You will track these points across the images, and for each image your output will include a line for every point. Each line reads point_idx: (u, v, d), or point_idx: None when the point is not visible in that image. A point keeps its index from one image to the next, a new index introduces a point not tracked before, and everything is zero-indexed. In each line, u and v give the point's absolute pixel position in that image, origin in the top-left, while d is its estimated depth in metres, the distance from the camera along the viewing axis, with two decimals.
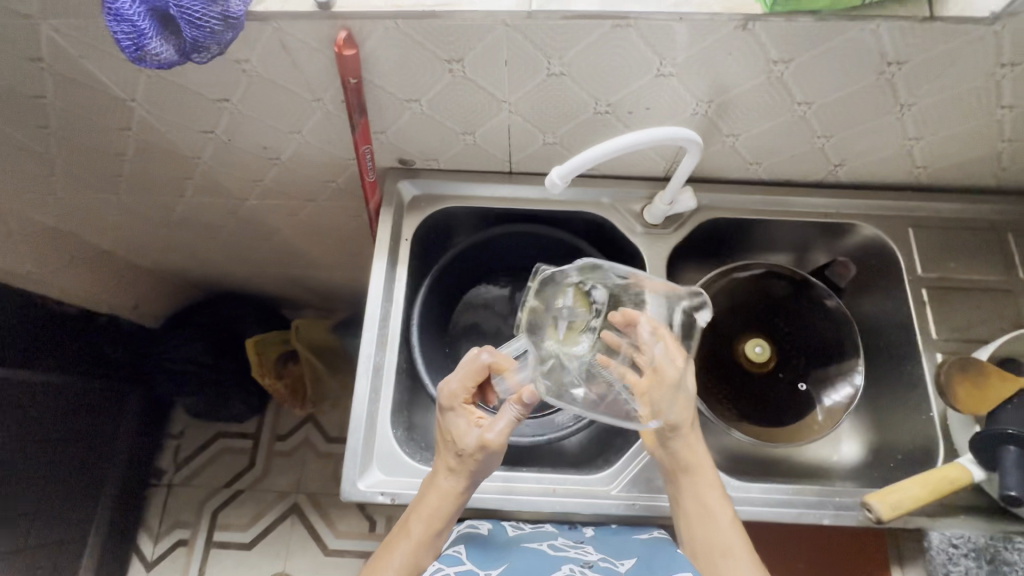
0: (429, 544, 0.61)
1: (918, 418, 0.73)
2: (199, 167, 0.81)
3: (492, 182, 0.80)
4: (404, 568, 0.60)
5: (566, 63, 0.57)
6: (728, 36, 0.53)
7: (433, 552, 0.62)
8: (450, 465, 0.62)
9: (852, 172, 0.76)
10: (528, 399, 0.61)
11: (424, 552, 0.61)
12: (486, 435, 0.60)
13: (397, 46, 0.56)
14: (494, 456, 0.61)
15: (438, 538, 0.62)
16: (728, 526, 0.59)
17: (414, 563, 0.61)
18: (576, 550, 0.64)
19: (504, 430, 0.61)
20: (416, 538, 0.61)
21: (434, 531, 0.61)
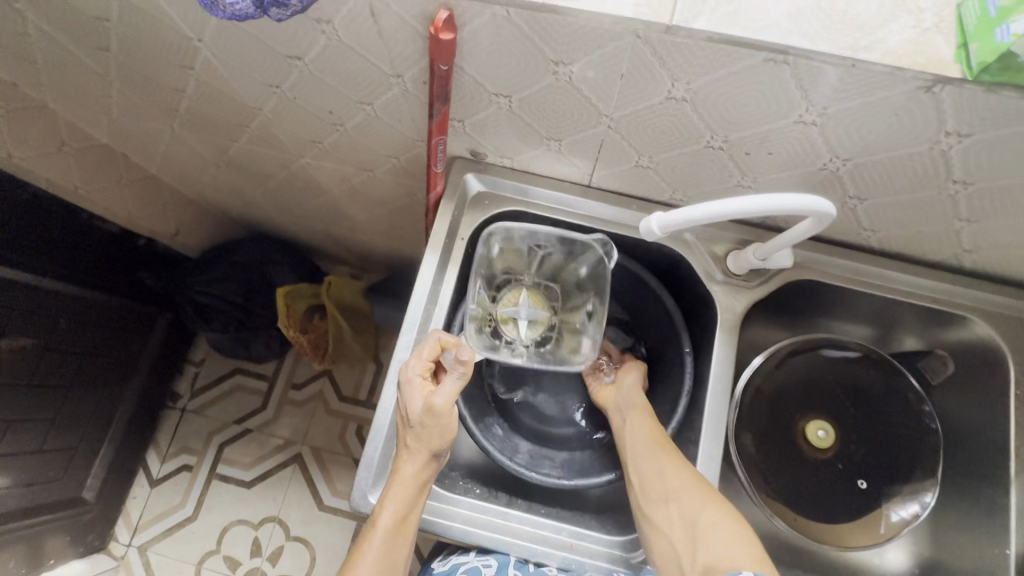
0: (403, 533, 0.59)
1: (990, 551, 0.65)
2: (258, 117, 0.76)
3: (566, 192, 0.72)
4: (377, 561, 0.59)
5: (692, 89, 0.48)
6: (904, 95, 0.43)
7: (407, 539, 0.60)
8: (410, 444, 0.61)
9: (981, 261, 0.66)
10: (464, 356, 0.61)
11: (397, 542, 0.59)
12: (433, 399, 0.60)
13: (501, 37, 0.48)
14: (447, 424, 0.60)
15: (407, 526, 0.59)
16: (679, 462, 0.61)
17: (391, 553, 0.59)
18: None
19: (451, 393, 0.60)
20: (385, 529, 0.58)
21: (404, 515, 0.59)
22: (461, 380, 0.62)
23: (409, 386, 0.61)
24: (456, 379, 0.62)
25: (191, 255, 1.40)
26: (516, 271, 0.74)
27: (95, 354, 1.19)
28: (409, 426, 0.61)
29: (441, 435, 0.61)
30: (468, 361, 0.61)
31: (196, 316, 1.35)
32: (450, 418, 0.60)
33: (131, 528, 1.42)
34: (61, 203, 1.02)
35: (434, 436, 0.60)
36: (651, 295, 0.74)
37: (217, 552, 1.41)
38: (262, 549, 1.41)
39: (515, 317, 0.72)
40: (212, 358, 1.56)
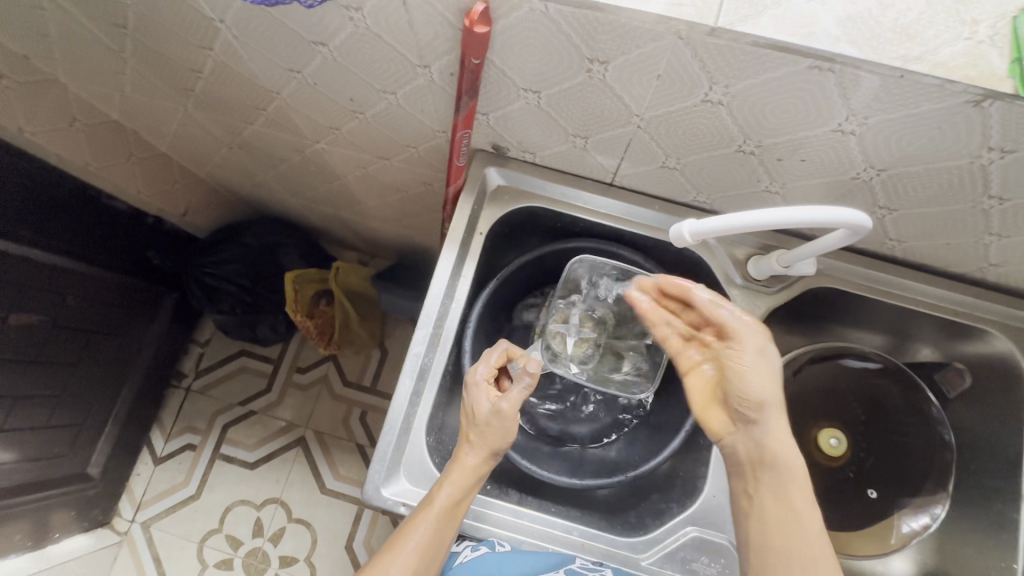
0: (453, 519, 0.59)
1: (997, 564, 0.65)
2: (275, 102, 0.74)
3: (587, 190, 0.71)
4: (425, 543, 0.57)
5: (730, 93, 0.47)
6: (951, 109, 0.42)
7: (454, 528, 0.59)
8: (473, 439, 0.61)
9: (1005, 275, 0.65)
10: (533, 367, 0.59)
11: (445, 528, 0.58)
12: (501, 402, 0.60)
13: (536, 32, 0.46)
14: (510, 424, 0.60)
15: (460, 513, 0.59)
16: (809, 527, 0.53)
17: (436, 540, 0.58)
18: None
19: (517, 400, 0.60)
20: (439, 510, 0.58)
21: (458, 501, 0.59)
22: (527, 388, 0.60)
23: (473, 389, 0.62)
24: (522, 388, 0.60)
25: (198, 235, 1.39)
26: (571, 291, 0.72)
27: (102, 332, 1.18)
28: (472, 423, 0.62)
29: (504, 435, 0.61)
30: (536, 373, 0.59)
31: (203, 296, 1.34)
32: (513, 421, 0.60)
33: (134, 504, 1.43)
34: (72, 180, 1.01)
35: (498, 435, 0.61)
36: None
37: (220, 531, 1.42)
38: (264, 529, 1.42)
39: (564, 334, 0.70)
40: (217, 338, 1.56)
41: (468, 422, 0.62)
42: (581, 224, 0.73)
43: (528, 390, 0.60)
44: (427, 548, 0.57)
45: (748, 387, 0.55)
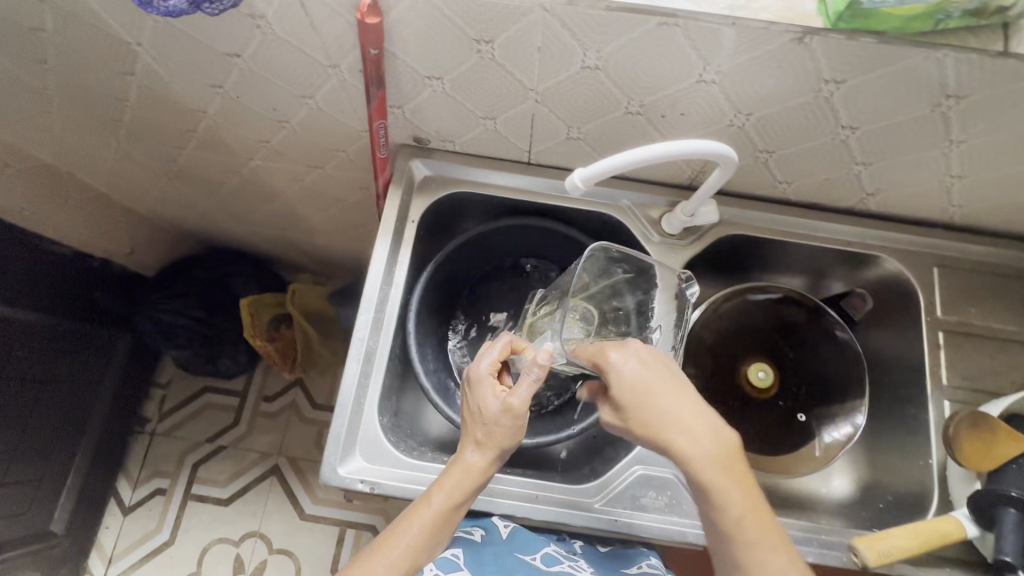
0: (448, 522, 0.57)
1: (916, 463, 0.71)
2: (203, 121, 0.78)
3: (508, 171, 0.76)
4: (416, 539, 0.56)
5: (603, 57, 0.53)
6: (783, 48, 0.49)
7: (448, 530, 0.58)
8: (477, 439, 0.59)
9: (884, 203, 0.73)
10: (541, 359, 0.57)
11: (440, 531, 0.57)
12: (512, 399, 0.57)
13: (425, 19, 0.52)
14: (521, 425, 0.58)
15: (456, 513, 0.58)
16: (749, 544, 0.50)
17: (428, 539, 0.56)
18: (569, 564, 0.66)
19: (527, 396, 0.57)
20: (437, 513, 0.56)
21: (457, 504, 0.57)
22: (535, 382, 0.58)
23: (479, 385, 0.60)
24: (530, 381, 0.58)
25: (147, 274, 1.39)
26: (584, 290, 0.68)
27: (55, 381, 1.17)
28: (479, 423, 0.59)
29: (513, 436, 0.58)
30: (544, 366, 0.57)
31: (158, 334, 1.33)
32: (525, 419, 0.58)
33: (105, 559, 1.39)
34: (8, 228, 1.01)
35: (506, 436, 0.58)
36: None
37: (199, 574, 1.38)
38: (245, 565, 1.39)
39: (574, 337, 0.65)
40: (179, 378, 1.54)
41: (475, 421, 0.60)
42: (509, 204, 0.78)
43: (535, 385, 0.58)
44: (416, 550, 0.56)
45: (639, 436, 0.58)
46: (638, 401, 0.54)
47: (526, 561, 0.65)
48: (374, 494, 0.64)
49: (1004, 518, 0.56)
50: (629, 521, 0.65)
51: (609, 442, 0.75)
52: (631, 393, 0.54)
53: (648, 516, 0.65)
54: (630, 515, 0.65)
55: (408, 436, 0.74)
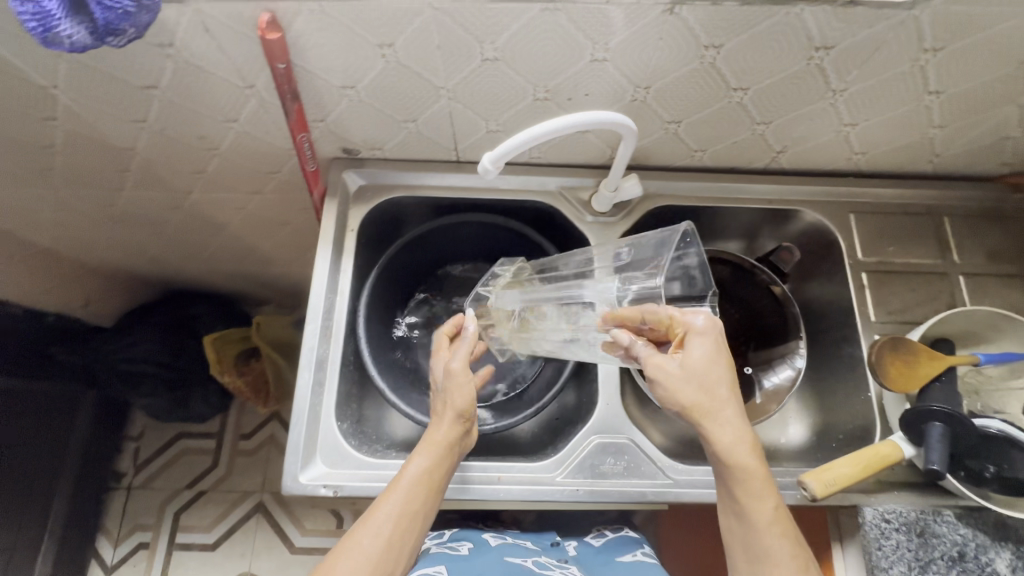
0: (426, 490, 0.59)
1: (858, 399, 0.75)
2: (135, 158, 0.79)
3: (440, 171, 0.79)
4: (397, 509, 0.56)
5: (499, 49, 0.57)
6: (657, 21, 0.54)
7: (428, 501, 0.59)
8: (438, 412, 0.64)
9: (793, 159, 0.78)
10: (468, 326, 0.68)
11: (419, 498, 0.58)
12: (450, 363, 0.64)
13: (325, 30, 0.55)
14: (466, 380, 0.63)
15: (434, 480, 0.60)
16: (765, 516, 0.53)
17: (410, 507, 0.57)
18: (560, 568, 0.72)
19: (463, 354, 0.65)
20: (415, 479, 0.58)
21: (432, 471, 0.60)
22: (467, 345, 0.66)
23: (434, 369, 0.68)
24: (465, 347, 0.66)
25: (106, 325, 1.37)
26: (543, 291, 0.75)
27: (17, 443, 1.14)
28: (437, 398, 0.65)
29: (464, 394, 0.63)
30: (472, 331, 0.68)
31: (123, 384, 1.31)
32: (467, 378, 0.64)
33: None
34: None
35: (459, 395, 0.63)
36: (536, 246, 0.81)
37: None
38: None
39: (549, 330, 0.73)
40: (152, 428, 1.52)
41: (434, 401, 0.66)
42: (446, 202, 0.81)
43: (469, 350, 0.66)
44: (400, 517, 0.56)
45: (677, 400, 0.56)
46: (702, 374, 0.55)
47: (516, 564, 0.72)
48: (338, 497, 0.65)
49: (930, 432, 0.60)
50: (592, 490, 0.67)
51: (571, 419, 0.79)
52: (713, 374, 0.56)
53: (611, 481, 0.67)
54: (591, 483, 0.67)
55: (373, 439, 0.75)
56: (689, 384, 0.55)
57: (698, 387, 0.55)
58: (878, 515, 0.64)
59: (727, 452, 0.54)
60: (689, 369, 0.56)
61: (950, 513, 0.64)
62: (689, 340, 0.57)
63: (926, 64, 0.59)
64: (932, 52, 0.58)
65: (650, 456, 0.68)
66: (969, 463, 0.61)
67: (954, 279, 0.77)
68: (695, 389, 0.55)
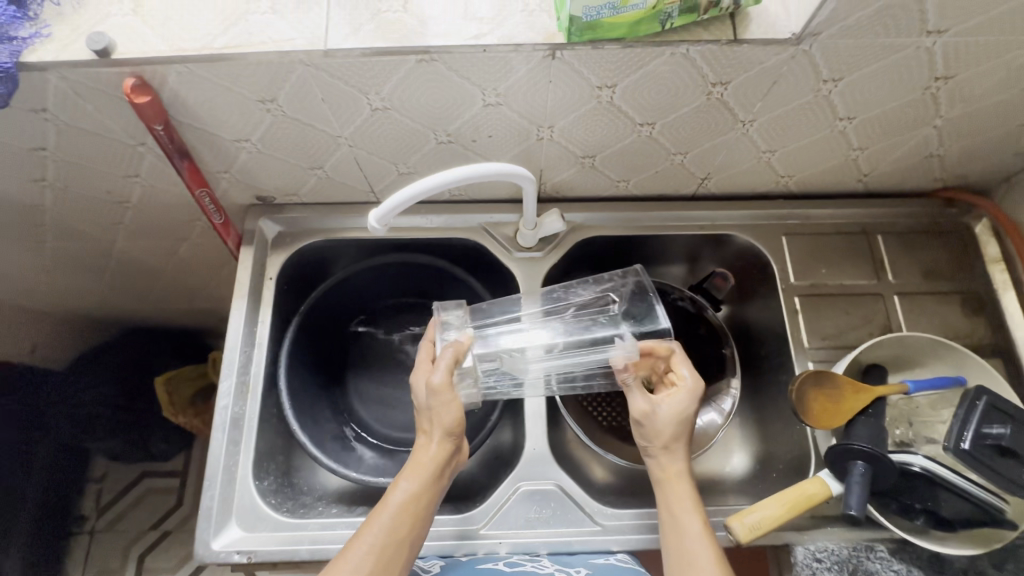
0: (407, 522, 0.55)
1: (795, 428, 0.74)
2: (46, 214, 0.77)
3: (359, 212, 0.77)
4: (381, 538, 0.53)
5: (385, 98, 0.55)
6: (542, 65, 0.52)
7: (415, 531, 0.55)
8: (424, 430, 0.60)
9: (720, 184, 0.76)
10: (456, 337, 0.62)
11: (404, 527, 0.55)
12: (432, 378, 0.59)
13: (200, 89, 0.53)
14: (450, 400, 0.59)
15: (419, 507, 0.56)
16: (697, 535, 0.56)
17: (395, 538, 0.54)
18: (532, 564, 0.61)
19: (445, 368, 0.60)
20: (398, 509, 0.55)
21: (414, 499, 0.56)
22: (449, 358, 0.61)
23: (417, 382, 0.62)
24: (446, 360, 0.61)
25: None
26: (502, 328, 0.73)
27: None
28: (424, 414, 0.60)
29: (451, 413, 0.58)
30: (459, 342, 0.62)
31: (77, 429, 1.29)
32: (452, 395, 0.59)
33: None
34: None
35: (444, 413, 0.58)
36: (464, 284, 0.79)
37: None
38: None
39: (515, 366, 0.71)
40: (114, 469, 1.49)
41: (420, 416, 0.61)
42: (369, 243, 0.79)
43: (451, 363, 0.61)
44: (383, 548, 0.53)
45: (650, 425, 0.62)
46: (684, 417, 0.62)
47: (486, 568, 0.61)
48: (252, 563, 0.62)
49: (853, 471, 0.58)
50: (518, 540, 0.65)
51: (506, 464, 0.76)
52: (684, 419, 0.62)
53: (537, 530, 0.65)
54: (517, 534, 0.65)
55: (301, 493, 0.73)
56: (668, 422, 0.61)
57: (679, 427, 0.61)
58: (810, 554, 0.63)
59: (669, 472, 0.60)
60: (677, 409, 0.62)
61: (883, 549, 0.63)
62: (681, 386, 0.63)
63: (830, 93, 0.58)
64: (833, 82, 0.56)
65: (577, 502, 0.67)
66: (899, 498, 0.59)
67: (889, 299, 0.76)
68: (674, 427, 0.61)
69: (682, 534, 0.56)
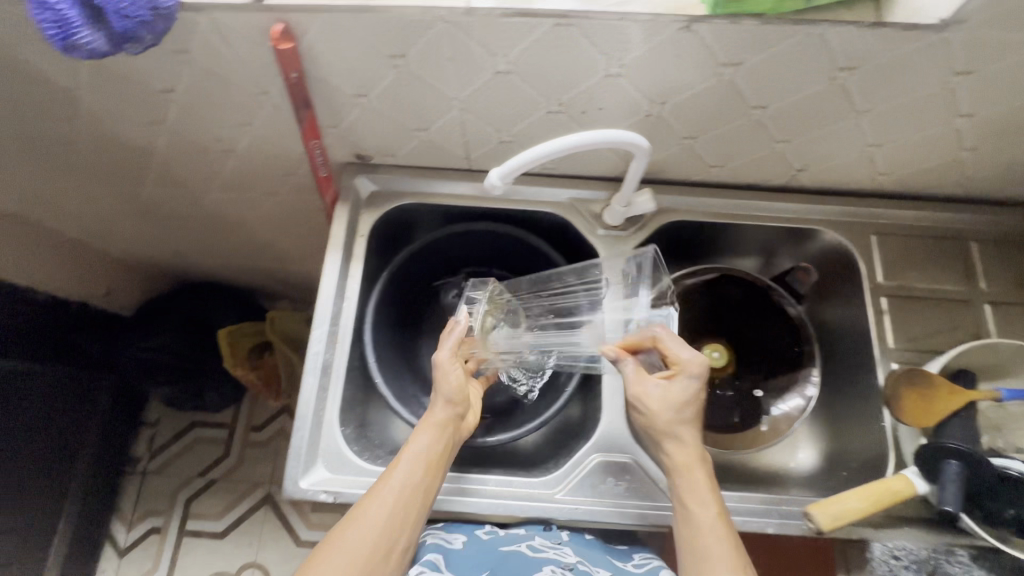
0: (426, 470, 0.59)
1: (871, 427, 0.73)
2: (155, 158, 0.80)
3: (451, 178, 0.79)
4: (399, 483, 0.57)
5: (511, 61, 0.56)
6: (674, 37, 0.52)
7: (432, 480, 0.59)
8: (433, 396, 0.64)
9: (814, 177, 0.76)
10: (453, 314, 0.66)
11: (422, 475, 0.58)
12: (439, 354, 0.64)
13: (337, 41, 0.55)
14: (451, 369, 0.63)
15: (434, 460, 0.59)
16: (711, 523, 0.55)
17: (412, 485, 0.58)
18: (554, 551, 0.66)
19: (452, 342, 0.65)
20: (416, 459, 0.59)
21: (432, 453, 0.59)
22: (455, 334, 0.65)
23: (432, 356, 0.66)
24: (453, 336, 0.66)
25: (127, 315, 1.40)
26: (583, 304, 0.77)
27: (41, 428, 1.17)
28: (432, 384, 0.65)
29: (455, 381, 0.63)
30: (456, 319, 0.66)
31: (142, 373, 1.34)
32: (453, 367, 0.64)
33: None
34: None
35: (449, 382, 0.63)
36: (542, 256, 0.81)
37: None
38: None
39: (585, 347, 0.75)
40: (167, 416, 1.55)
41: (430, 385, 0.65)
42: (454, 210, 0.81)
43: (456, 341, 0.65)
44: (400, 493, 0.57)
45: (657, 406, 0.61)
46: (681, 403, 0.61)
47: (512, 551, 0.65)
48: (337, 503, 0.65)
49: (946, 470, 0.58)
50: (592, 509, 0.66)
51: (576, 434, 0.77)
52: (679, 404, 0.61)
53: (611, 500, 0.67)
54: (590, 503, 0.67)
55: (376, 444, 0.75)
56: (661, 405, 0.61)
57: (678, 409, 0.61)
58: (887, 551, 0.63)
59: (686, 459, 0.59)
60: (676, 395, 0.61)
61: (963, 554, 0.63)
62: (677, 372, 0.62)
63: (957, 87, 0.57)
64: (963, 75, 0.55)
65: (651, 477, 0.68)
66: (988, 504, 0.58)
67: (979, 307, 0.74)
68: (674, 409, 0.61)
69: (694, 520, 0.56)
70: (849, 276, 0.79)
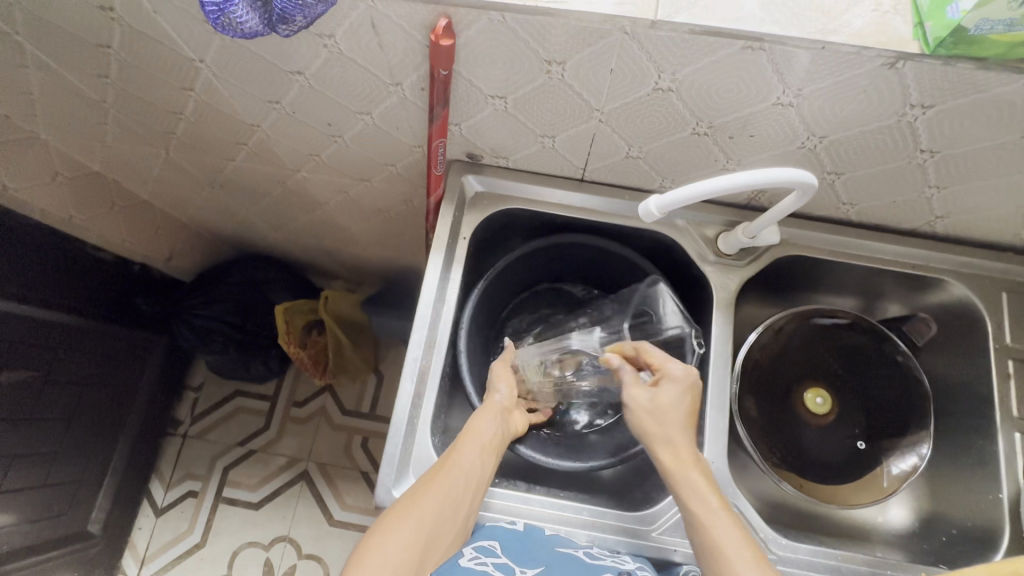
0: (492, 449, 0.62)
1: (985, 496, 0.69)
2: (256, 134, 0.77)
3: (561, 187, 0.75)
4: (470, 453, 0.60)
5: (677, 79, 0.52)
6: (871, 72, 0.48)
7: (492, 461, 0.62)
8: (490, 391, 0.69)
9: (950, 226, 0.71)
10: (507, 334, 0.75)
11: (487, 452, 0.61)
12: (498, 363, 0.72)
13: (497, 41, 0.51)
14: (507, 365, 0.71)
15: (497, 439, 0.63)
16: (719, 512, 0.52)
17: (479, 460, 0.60)
18: (613, 559, 0.60)
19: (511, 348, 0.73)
20: (484, 435, 0.62)
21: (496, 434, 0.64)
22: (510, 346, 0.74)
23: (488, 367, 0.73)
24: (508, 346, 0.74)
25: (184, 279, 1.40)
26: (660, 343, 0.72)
27: (99, 384, 1.16)
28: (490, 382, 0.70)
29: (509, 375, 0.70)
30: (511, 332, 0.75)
31: (196, 340, 1.31)
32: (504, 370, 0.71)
33: (138, 560, 1.38)
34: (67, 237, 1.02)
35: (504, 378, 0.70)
36: (642, 274, 0.76)
37: None
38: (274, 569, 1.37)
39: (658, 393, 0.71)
40: (210, 381, 1.54)
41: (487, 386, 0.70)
42: (558, 221, 0.77)
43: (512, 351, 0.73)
44: (473, 464, 0.59)
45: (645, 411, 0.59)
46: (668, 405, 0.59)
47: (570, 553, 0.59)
48: None
49: None
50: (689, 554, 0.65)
51: None
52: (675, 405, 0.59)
53: None
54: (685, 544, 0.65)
55: None
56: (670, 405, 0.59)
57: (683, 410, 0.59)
58: None
59: (675, 460, 0.56)
60: (661, 397, 0.59)
61: None
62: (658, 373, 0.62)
63: None
64: None
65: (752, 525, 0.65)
66: None
67: None
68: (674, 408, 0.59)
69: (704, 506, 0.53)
70: (970, 333, 0.74)
